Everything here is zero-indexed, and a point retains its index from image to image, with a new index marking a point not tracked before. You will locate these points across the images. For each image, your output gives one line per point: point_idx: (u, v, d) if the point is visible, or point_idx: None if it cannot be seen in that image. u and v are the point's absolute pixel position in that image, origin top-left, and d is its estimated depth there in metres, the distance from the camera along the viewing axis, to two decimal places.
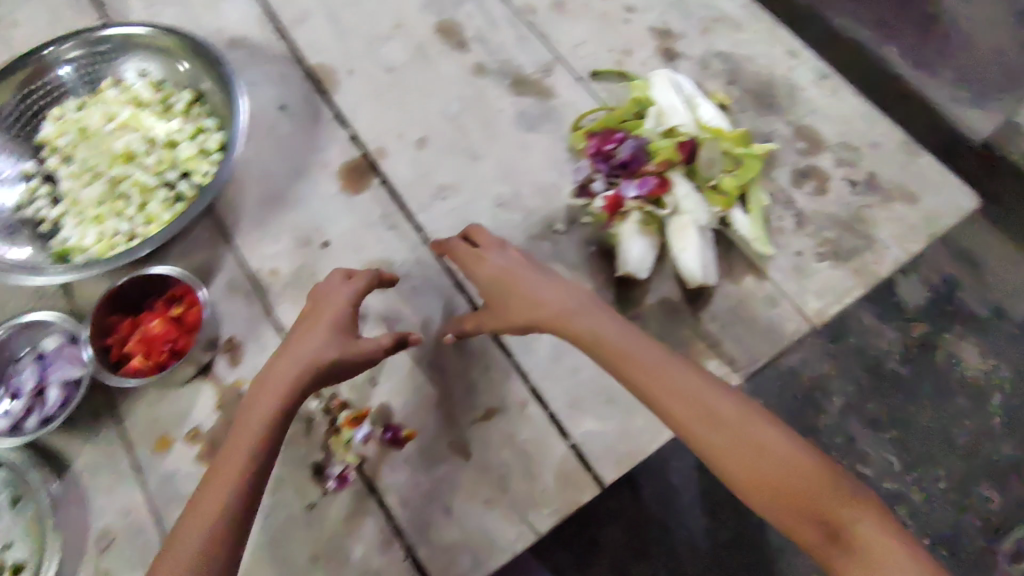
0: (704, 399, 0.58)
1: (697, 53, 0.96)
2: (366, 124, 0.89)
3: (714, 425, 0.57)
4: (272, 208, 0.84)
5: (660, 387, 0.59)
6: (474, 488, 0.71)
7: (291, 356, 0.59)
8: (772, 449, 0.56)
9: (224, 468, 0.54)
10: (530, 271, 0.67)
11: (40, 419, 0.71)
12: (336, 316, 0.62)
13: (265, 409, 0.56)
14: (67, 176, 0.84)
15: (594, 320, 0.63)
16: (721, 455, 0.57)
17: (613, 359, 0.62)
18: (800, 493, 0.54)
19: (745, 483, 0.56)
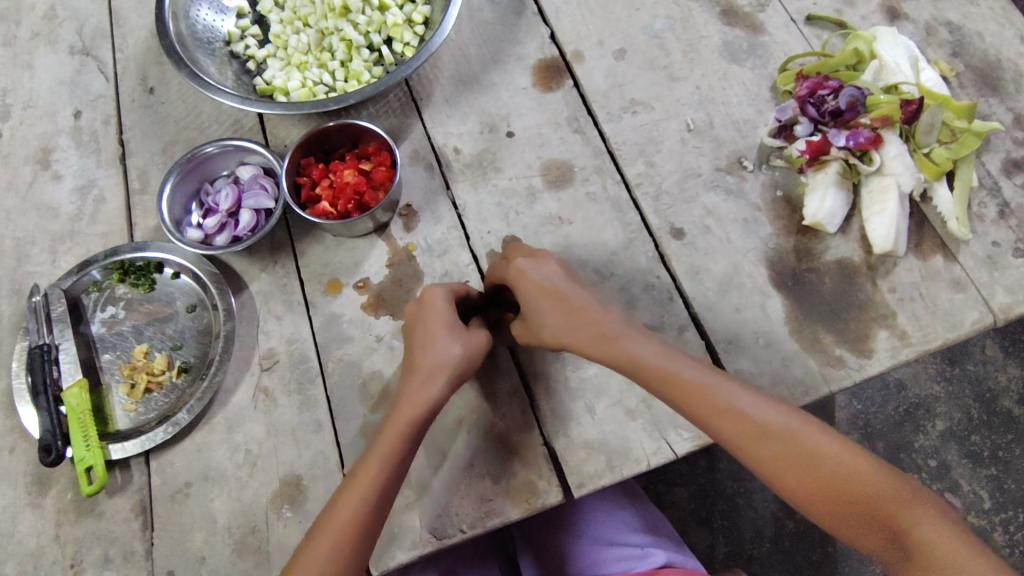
0: (754, 423, 0.59)
1: (922, 18, 0.89)
2: (568, 26, 0.89)
3: (772, 442, 0.58)
4: (463, 90, 0.85)
5: (710, 411, 0.60)
6: (619, 397, 0.70)
7: (426, 368, 0.64)
8: (833, 463, 0.57)
9: (361, 489, 0.59)
10: (569, 291, 0.67)
11: (230, 238, 0.75)
12: (452, 322, 0.66)
13: (417, 408, 0.62)
14: (279, 20, 0.87)
15: (643, 343, 0.64)
16: (780, 477, 0.58)
17: (665, 388, 0.62)
18: (867, 503, 0.55)
19: (804, 503, 0.58)
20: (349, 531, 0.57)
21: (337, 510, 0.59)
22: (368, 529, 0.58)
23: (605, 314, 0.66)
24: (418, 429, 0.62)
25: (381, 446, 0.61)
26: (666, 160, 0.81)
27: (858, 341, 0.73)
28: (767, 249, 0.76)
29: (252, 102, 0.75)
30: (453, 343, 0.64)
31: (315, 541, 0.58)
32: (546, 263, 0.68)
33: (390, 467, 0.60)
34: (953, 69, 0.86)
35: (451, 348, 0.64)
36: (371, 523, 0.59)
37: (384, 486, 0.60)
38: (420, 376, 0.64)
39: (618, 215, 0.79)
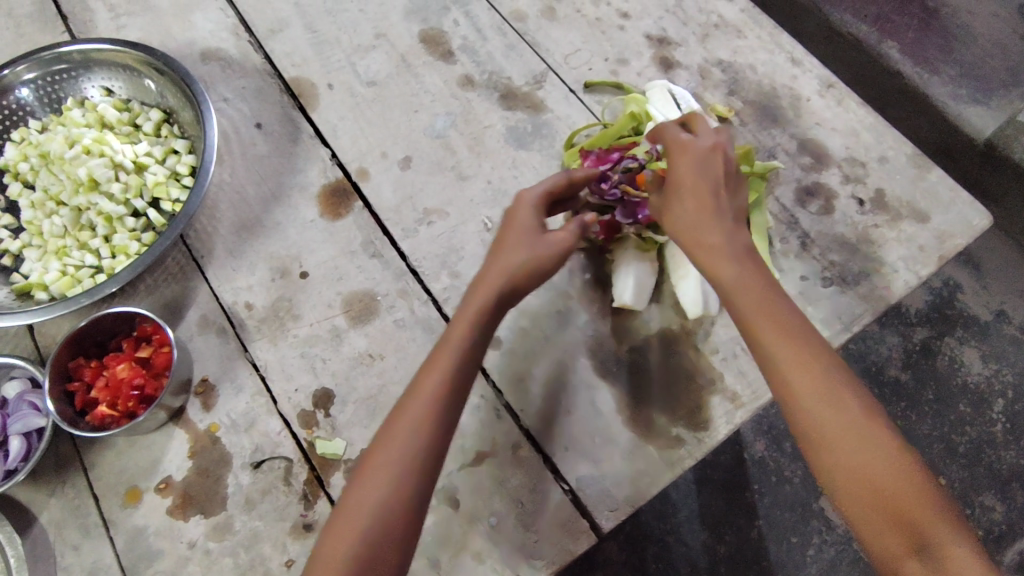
0: (833, 377, 0.52)
1: (695, 62, 0.90)
2: (347, 143, 0.85)
3: (839, 400, 0.51)
4: (245, 236, 0.80)
5: (787, 342, 0.53)
6: (461, 541, 0.66)
7: (497, 267, 0.60)
8: (884, 444, 0.49)
9: (405, 423, 0.53)
10: (712, 190, 0.61)
11: (3, 470, 0.67)
12: (529, 215, 0.62)
13: (469, 318, 0.57)
14: (29, 203, 0.80)
15: (743, 264, 0.57)
16: (824, 433, 0.50)
17: (749, 308, 0.55)
18: (902, 492, 0.47)
19: (832, 475, 0.49)
20: (398, 467, 0.51)
21: (385, 439, 0.53)
22: (418, 473, 0.51)
23: (717, 221, 0.59)
24: (477, 339, 0.57)
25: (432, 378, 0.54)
26: (471, 266, 0.78)
27: (692, 415, 0.71)
28: (587, 338, 0.74)
29: (12, 317, 0.69)
30: (528, 247, 0.60)
31: (361, 472, 0.52)
32: (704, 143, 0.63)
33: (445, 394, 0.54)
34: (732, 109, 0.87)
35: (521, 254, 0.60)
36: (421, 461, 0.52)
37: (434, 421, 0.53)
38: (487, 277, 0.59)
39: (429, 336, 0.74)
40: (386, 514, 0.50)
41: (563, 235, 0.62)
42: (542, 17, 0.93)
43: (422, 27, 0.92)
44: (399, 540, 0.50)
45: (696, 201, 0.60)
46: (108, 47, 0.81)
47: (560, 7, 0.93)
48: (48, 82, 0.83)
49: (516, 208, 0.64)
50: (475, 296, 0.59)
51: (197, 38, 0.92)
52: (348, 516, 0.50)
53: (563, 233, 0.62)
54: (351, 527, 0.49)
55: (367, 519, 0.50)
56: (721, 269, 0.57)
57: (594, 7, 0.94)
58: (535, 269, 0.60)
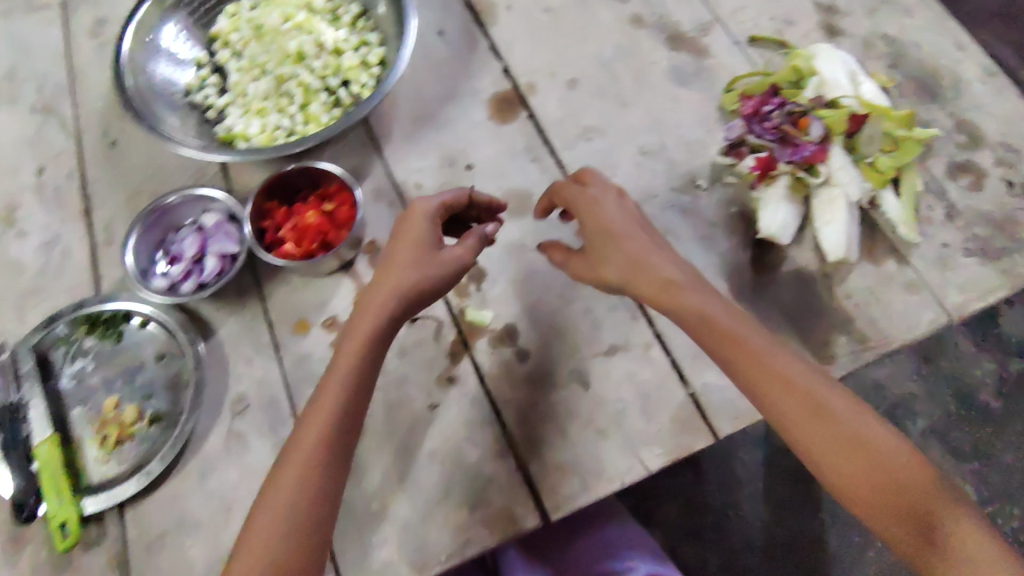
0: (814, 394, 0.57)
1: (860, 33, 0.93)
2: (520, 59, 0.91)
3: (824, 415, 0.56)
4: (421, 126, 0.87)
5: (768, 373, 0.58)
6: (588, 418, 0.72)
7: (371, 305, 0.63)
8: (872, 445, 0.55)
9: (312, 434, 0.60)
10: (658, 250, 0.65)
11: (196, 284, 0.76)
12: (420, 236, 0.65)
13: (372, 321, 0.62)
14: (237, 69, 0.89)
15: (706, 298, 0.62)
16: (817, 445, 0.56)
17: (710, 338, 0.61)
18: (900, 485, 0.53)
19: (832, 481, 0.56)
20: (314, 465, 0.58)
21: (298, 442, 0.60)
22: (328, 464, 0.59)
23: (666, 260, 0.64)
24: (372, 351, 0.62)
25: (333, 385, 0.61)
26: (623, 184, 0.83)
27: (819, 348, 0.74)
28: (726, 263, 0.78)
29: (211, 151, 0.77)
30: (421, 268, 0.63)
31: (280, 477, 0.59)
32: (609, 189, 0.69)
33: (345, 397, 0.60)
34: (892, 80, 0.89)
35: (414, 272, 0.63)
36: (333, 455, 0.59)
37: (339, 426, 0.60)
38: (377, 298, 0.63)
39: (578, 239, 0.80)
40: (309, 505, 0.58)
41: (458, 250, 0.65)
42: None
43: None
44: (311, 531, 0.58)
45: (639, 246, 0.65)
46: None
47: None
48: None
49: (407, 222, 0.67)
50: (353, 333, 0.62)
51: None
52: (274, 510, 0.58)
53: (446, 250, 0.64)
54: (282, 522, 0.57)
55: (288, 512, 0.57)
56: (696, 308, 0.61)
57: None
58: (426, 288, 0.63)
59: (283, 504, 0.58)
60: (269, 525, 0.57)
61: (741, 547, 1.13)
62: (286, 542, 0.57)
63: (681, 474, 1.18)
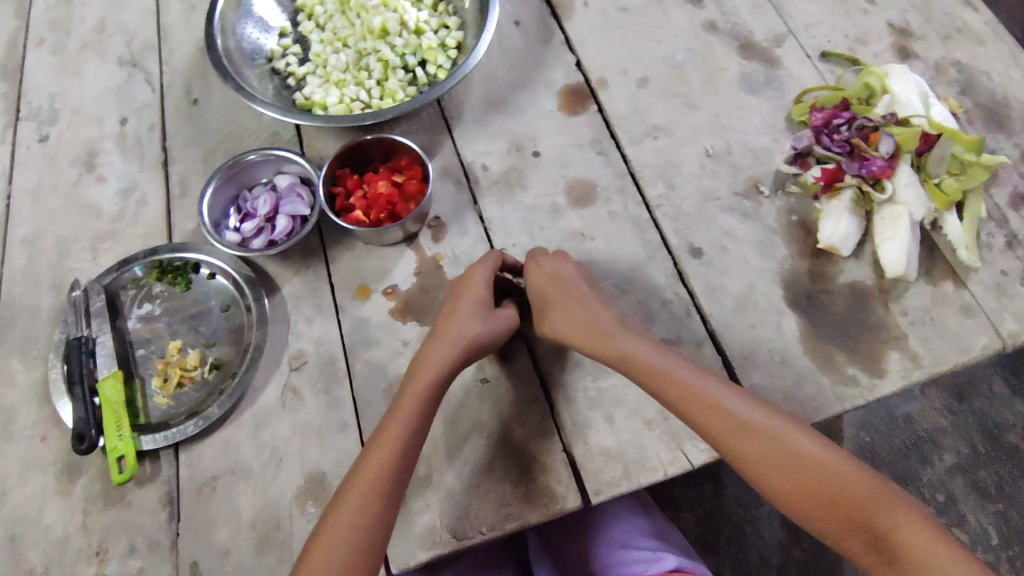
0: (740, 421, 0.62)
1: (932, 58, 0.93)
2: (592, 54, 0.93)
3: (755, 439, 0.61)
4: (491, 111, 0.89)
5: (698, 405, 0.63)
6: (636, 407, 0.72)
7: (446, 336, 0.69)
8: (809, 461, 0.59)
9: (378, 457, 0.62)
10: (598, 305, 0.72)
11: (266, 241, 0.78)
12: (480, 294, 0.72)
13: (444, 359, 0.68)
14: (319, 40, 0.92)
15: (640, 342, 0.68)
16: (757, 470, 0.61)
17: (653, 383, 0.66)
18: (837, 496, 0.58)
19: (779, 499, 0.60)
20: (381, 492, 0.61)
21: (361, 471, 0.62)
22: (392, 492, 0.62)
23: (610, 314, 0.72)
24: (439, 388, 0.67)
25: (404, 407, 0.65)
26: (686, 184, 0.84)
27: (869, 361, 0.75)
28: (783, 270, 0.79)
29: (289, 113, 0.79)
30: (483, 324, 0.70)
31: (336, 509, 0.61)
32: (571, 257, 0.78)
33: (411, 430, 0.64)
34: (961, 106, 0.90)
35: (474, 324, 0.69)
36: (398, 482, 0.62)
37: (405, 451, 0.63)
38: (443, 341, 0.69)
39: (637, 231, 0.82)
40: (368, 529, 0.60)
41: (510, 313, 0.73)
42: None
43: None
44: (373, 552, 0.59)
45: (596, 301, 0.73)
46: None
47: None
48: None
49: (465, 282, 0.73)
50: (424, 367, 0.68)
51: None
52: (331, 535, 0.59)
53: (503, 314, 0.72)
54: (341, 546, 0.59)
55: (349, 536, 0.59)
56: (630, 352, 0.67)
57: None
58: (486, 338, 0.69)
59: (347, 521, 0.60)
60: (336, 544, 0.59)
61: (757, 562, 1.12)
62: (346, 553, 0.59)
63: (700, 485, 1.18)
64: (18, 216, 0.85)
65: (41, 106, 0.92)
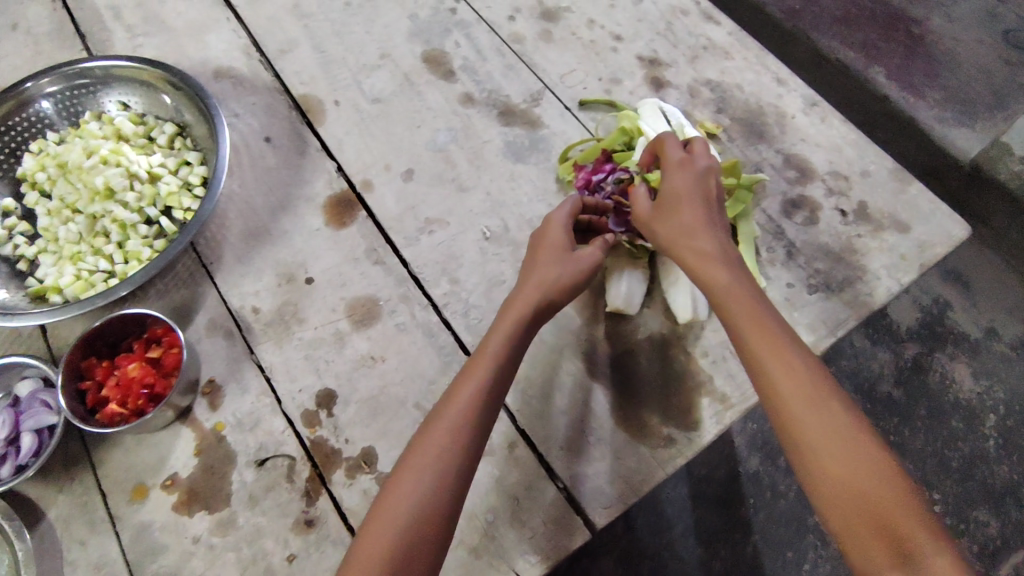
0: (816, 380, 0.53)
1: (686, 82, 0.94)
2: (352, 156, 0.89)
3: (824, 403, 0.52)
4: (253, 243, 0.83)
5: (770, 348, 0.55)
6: (459, 537, 0.68)
7: (535, 275, 0.66)
8: (873, 455, 0.49)
9: (446, 420, 0.56)
10: (713, 218, 0.65)
11: (15, 467, 0.69)
12: (555, 238, 0.69)
13: (523, 309, 0.64)
14: (46, 212, 0.83)
15: (734, 274, 0.60)
16: (807, 435, 0.51)
17: (733, 305, 0.58)
18: (884, 506, 0.47)
19: (818, 483, 0.50)
20: (462, 420, 0.56)
21: (432, 430, 0.56)
22: (462, 469, 0.55)
23: (708, 231, 0.63)
24: (518, 341, 0.63)
25: (477, 366, 0.60)
26: (470, 274, 0.81)
27: (683, 415, 0.73)
28: (583, 341, 0.77)
29: (31, 316, 0.72)
30: (566, 259, 0.67)
31: (406, 463, 0.55)
32: (681, 155, 0.69)
33: (494, 373, 0.59)
34: (720, 126, 0.91)
35: (554, 270, 0.66)
36: (469, 441, 0.56)
37: (473, 420, 0.56)
38: (530, 284, 0.66)
39: (428, 337, 0.77)
40: (435, 493, 0.53)
41: (590, 255, 0.69)
42: (539, 39, 0.98)
43: (425, 48, 0.97)
44: (424, 545, 0.51)
45: (694, 214, 0.64)
46: (127, 65, 0.86)
47: (556, 30, 0.98)
48: (72, 97, 0.88)
49: (545, 231, 0.71)
50: (512, 307, 0.64)
51: (212, 58, 0.97)
52: (384, 513, 0.52)
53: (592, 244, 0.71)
54: (407, 492, 0.53)
55: (409, 501, 0.52)
56: (713, 273, 0.61)
57: (589, 30, 0.98)
58: (568, 283, 0.66)
59: (402, 499, 0.53)
60: (383, 524, 0.51)
61: None
62: (388, 543, 0.50)
63: None
64: None
65: None
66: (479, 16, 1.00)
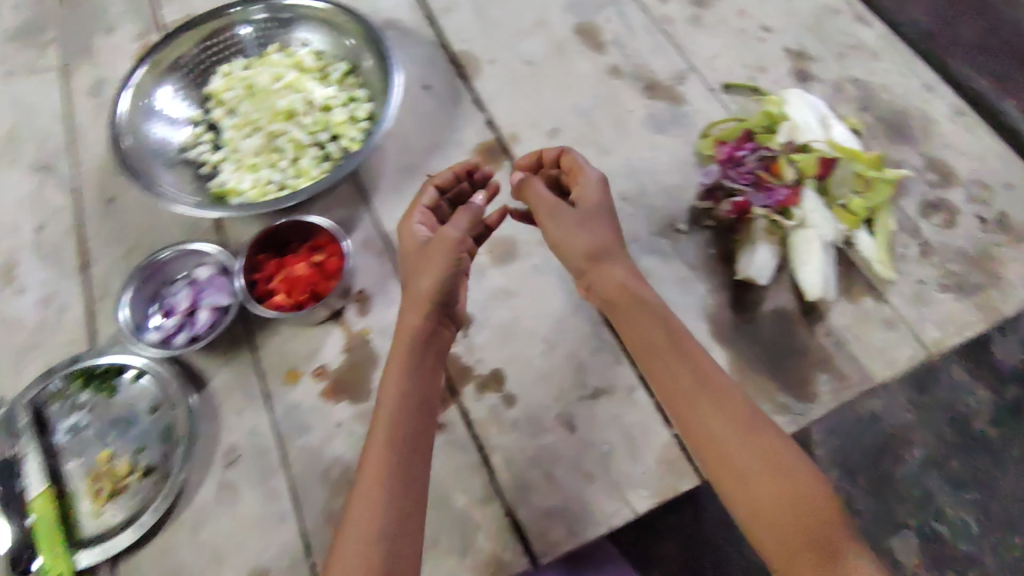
0: (750, 417, 0.62)
1: (832, 78, 0.96)
2: (503, 111, 0.94)
3: (756, 441, 0.60)
4: (408, 177, 0.90)
5: (711, 396, 0.63)
6: (575, 462, 0.73)
7: (410, 301, 0.68)
8: (799, 474, 0.59)
9: (387, 436, 0.62)
10: (614, 234, 0.71)
11: (189, 336, 0.78)
12: (449, 247, 0.69)
13: (417, 320, 0.68)
14: (230, 126, 0.92)
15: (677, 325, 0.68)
16: (743, 470, 0.59)
17: (656, 356, 0.66)
18: (807, 518, 0.56)
19: (741, 508, 0.59)
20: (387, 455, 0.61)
21: (365, 465, 0.61)
22: (404, 484, 0.60)
23: (626, 265, 0.71)
24: (414, 353, 0.67)
25: (388, 392, 0.64)
26: None
27: (801, 387, 0.75)
28: (708, 306, 0.79)
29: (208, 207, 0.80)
30: (439, 272, 0.68)
31: (355, 494, 0.60)
32: (598, 174, 0.73)
33: (412, 407, 0.64)
34: (863, 122, 0.92)
35: (427, 284, 0.68)
36: (410, 462, 0.61)
37: (404, 446, 0.62)
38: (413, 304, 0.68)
39: (560, 282, 0.82)
40: (388, 521, 0.58)
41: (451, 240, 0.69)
42: (689, 22, 1.00)
43: (578, 19, 1.01)
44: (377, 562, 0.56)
45: (605, 231, 0.71)
46: (320, 4, 0.94)
47: (706, 15, 1.01)
48: (266, 28, 0.96)
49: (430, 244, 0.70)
50: (399, 338, 0.67)
51: (382, 9, 1.05)
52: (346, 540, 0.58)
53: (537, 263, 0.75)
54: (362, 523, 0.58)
55: (354, 533, 0.57)
56: (656, 322, 0.67)
57: (739, 19, 1.01)
58: (435, 296, 0.68)
59: (366, 517, 0.58)
60: (354, 545, 0.57)
61: None
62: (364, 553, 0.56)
63: None
64: None
65: None
66: None
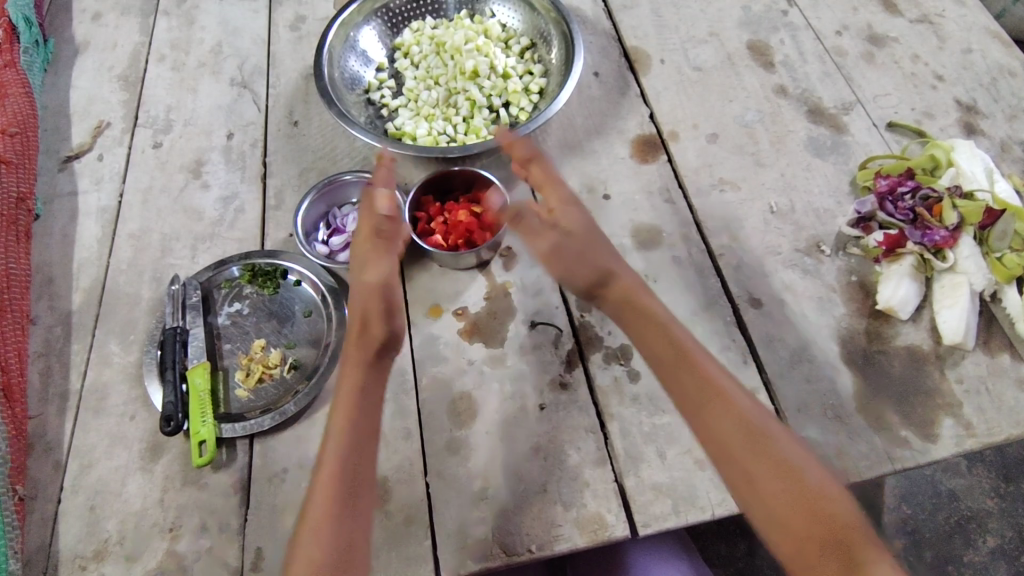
0: (746, 422, 0.62)
1: (1000, 135, 0.95)
2: (665, 108, 0.99)
3: (760, 443, 0.61)
4: (566, 153, 0.95)
5: (710, 399, 0.64)
6: (687, 446, 0.74)
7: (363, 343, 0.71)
8: (801, 476, 0.59)
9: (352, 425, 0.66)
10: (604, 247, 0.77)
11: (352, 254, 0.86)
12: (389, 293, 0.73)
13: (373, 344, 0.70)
14: (413, 77, 0.99)
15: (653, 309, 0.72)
16: (749, 469, 0.60)
17: (668, 370, 0.67)
18: (822, 515, 0.57)
19: (756, 505, 0.60)
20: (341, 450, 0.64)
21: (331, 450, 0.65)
22: (363, 481, 0.63)
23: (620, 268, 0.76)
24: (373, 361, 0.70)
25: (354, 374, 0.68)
26: (748, 236, 0.88)
27: (925, 424, 0.75)
28: (841, 327, 0.81)
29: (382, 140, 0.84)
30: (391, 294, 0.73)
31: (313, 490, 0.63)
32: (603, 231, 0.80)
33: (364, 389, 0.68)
34: None
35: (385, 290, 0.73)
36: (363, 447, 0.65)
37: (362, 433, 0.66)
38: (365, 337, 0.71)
39: (697, 277, 0.85)
40: (344, 512, 0.61)
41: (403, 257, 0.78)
42: (861, 58, 1.03)
43: (751, 37, 1.06)
44: (326, 548, 0.59)
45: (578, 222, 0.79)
46: None
47: (879, 54, 1.03)
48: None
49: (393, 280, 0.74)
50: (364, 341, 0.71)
51: None
52: (308, 527, 0.60)
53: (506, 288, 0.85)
54: (321, 506, 0.61)
55: (324, 518, 0.61)
56: (652, 311, 0.71)
57: (912, 63, 1.02)
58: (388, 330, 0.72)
59: (322, 509, 0.61)
60: (312, 530, 0.60)
61: None
62: (327, 540, 0.59)
63: (733, 543, 1.19)
64: (128, 212, 0.93)
65: (157, 116, 1.02)
66: (808, 24, 1.07)
